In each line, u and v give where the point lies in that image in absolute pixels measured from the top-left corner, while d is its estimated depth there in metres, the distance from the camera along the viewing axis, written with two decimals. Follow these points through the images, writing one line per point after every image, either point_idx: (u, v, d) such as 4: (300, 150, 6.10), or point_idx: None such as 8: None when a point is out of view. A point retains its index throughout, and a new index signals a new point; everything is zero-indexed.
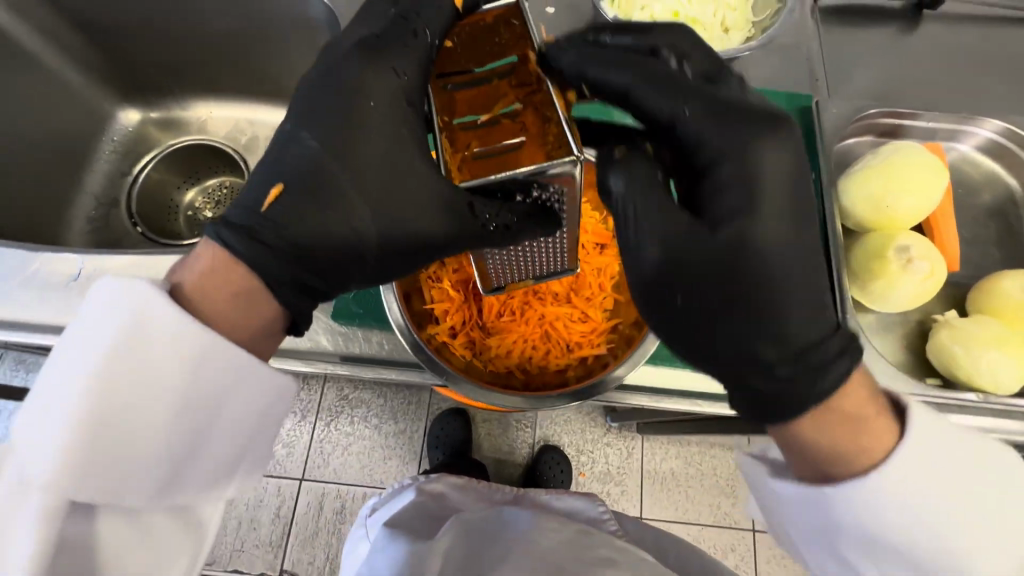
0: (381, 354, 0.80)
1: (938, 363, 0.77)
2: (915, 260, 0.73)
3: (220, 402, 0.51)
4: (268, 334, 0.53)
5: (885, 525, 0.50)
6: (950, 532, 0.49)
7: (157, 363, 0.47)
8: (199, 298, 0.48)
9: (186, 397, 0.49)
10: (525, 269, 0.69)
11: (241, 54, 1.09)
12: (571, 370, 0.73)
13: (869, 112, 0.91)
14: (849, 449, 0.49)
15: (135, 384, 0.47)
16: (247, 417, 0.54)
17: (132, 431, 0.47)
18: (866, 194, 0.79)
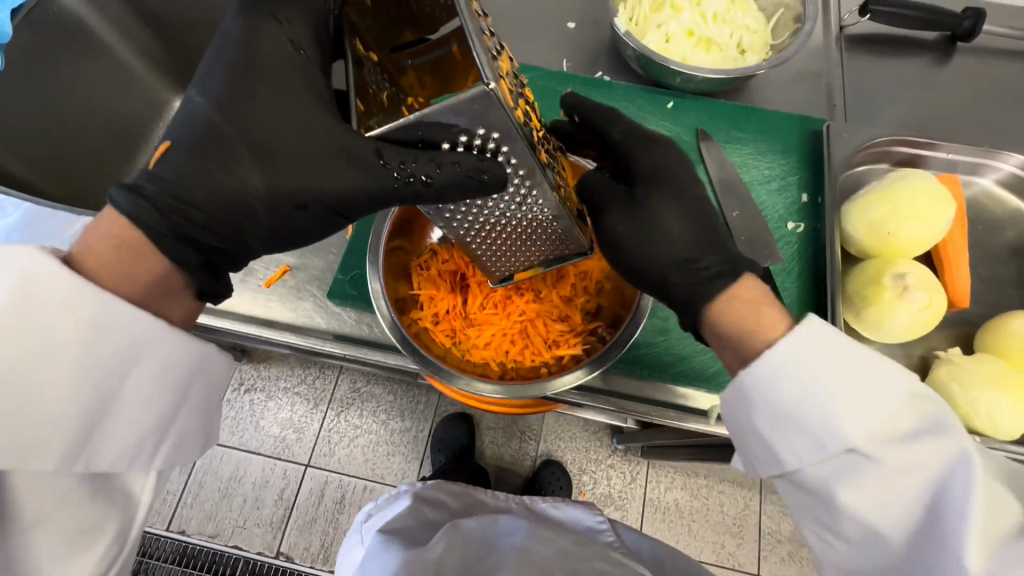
0: (371, 337, 0.84)
1: None
2: (912, 288, 0.71)
3: (123, 369, 0.51)
4: (164, 292, 0.53)
5: (779, 400, 0.52)
6: (826, 403, 0.50)
7: (51, 327, 0.47)
8: (83, 257, 0.49)
9: (88, 364, 0.48)
10: (527, 257, 0.69)
11: None
12: (546, 367, 0.73)
13: (879, 140, 0.88)
14: (753, 339, 0.54)
15: (30, 351, 0.46)
16: (155, 387, 0.53)
17: (31, 402, 0.46)
18: (868, 220, 0.78)
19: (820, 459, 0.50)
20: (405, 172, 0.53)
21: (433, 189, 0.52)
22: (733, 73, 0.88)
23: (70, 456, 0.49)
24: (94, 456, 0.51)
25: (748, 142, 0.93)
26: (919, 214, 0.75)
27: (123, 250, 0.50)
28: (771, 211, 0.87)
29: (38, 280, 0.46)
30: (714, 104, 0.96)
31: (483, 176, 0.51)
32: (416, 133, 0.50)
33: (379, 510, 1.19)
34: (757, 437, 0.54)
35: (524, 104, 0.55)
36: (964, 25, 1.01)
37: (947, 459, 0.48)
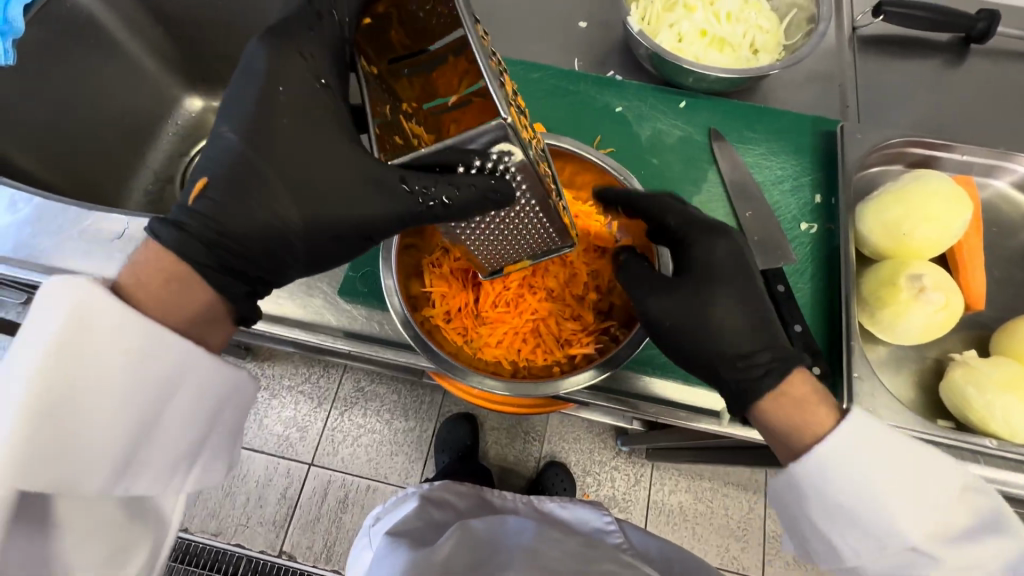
0: (379, 334, 0.83)
1: (952, 408, 0.73)
2: (928, 290, 0.70)
3: (166, 398, 0.52)
4: (207, 320, 0.55)
5: (838, 498, 0.56)
6: (881, 501, 0.55)
7: (103, 360, 0.48)
8: (134, 288, 0.50)
9: (132, 394, 0.50)
10: (514, 251, 0.68)
11: None
12: (558, 366, 0.73)
13: (892, 141, 0.88)
14: (794, 430, 0.58)
15: (78, 380, 0.48)
16: (194, 414, 0.55)
17: (80, 428, 0.48)
18: (883, 221, 0.77)
19: (880, 556, 0.55)
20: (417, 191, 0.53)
21: (452, 211, 0.53)
22: (746, 73, 0.87)
23: (116, 481, 0.51)
24: (134, 478, 0.52)
25: (761, 143, 0.92)
26: (934, 216, 0.75)
27: (166, 278, 0.51)
28: (783, 212, 0.87)
29: (92, 312, 0.47)
30: (726, 104, 0.96)
31: (495, 192, 0.52)
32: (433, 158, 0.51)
33: (386, 512, 1.19)
34: (816, 530, 0.59)
35: (525, 119, 0.54)
36: (978, 27, 1.01)
37: (1009, 555, 0.52)
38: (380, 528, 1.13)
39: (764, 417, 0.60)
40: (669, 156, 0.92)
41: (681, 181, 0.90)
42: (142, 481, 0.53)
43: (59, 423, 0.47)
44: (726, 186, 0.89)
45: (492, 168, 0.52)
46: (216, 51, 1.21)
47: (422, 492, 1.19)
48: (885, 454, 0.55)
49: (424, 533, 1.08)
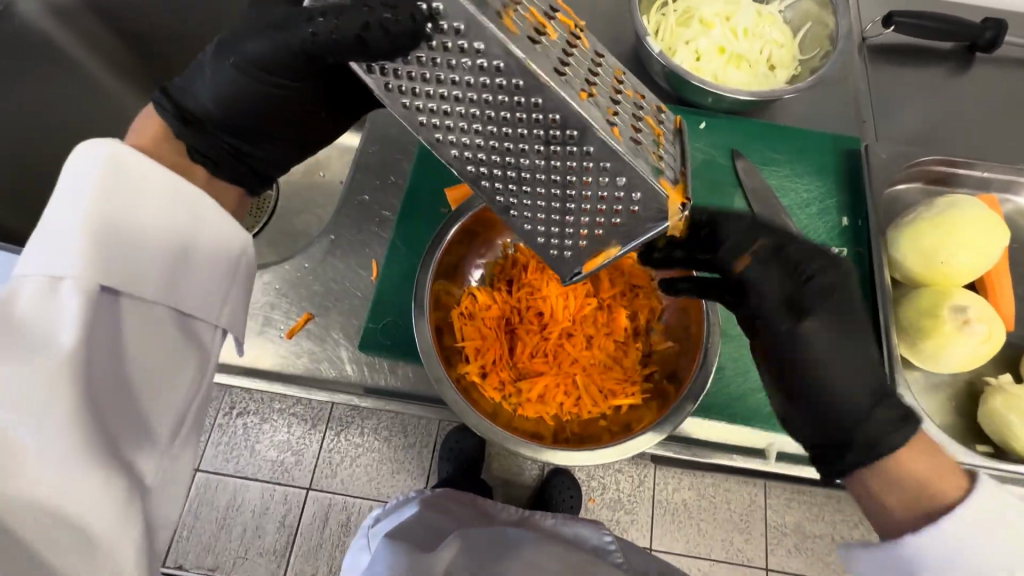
0: (403, 385, 0.78)
1: (988, 432, 0.74)
2: (972, 322, 0.70)
3: (199, 226, 0.52)
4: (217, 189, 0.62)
5: (967, 573, 0.49)
6: (1007, 568, 0.49)
7: (147, 174, 0.50)
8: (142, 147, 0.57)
9: (167, 217, 0.50)
10: (582, 213, 0.47)
11: None
12: (603, 420, 0.69)
13: (920, 159, 0.87)
14: (935, 489, 0.51)
15: (118, 190, 0.48)
16: (224, 247, 0.54)
17: (135, 231, 0.49)
18: (920, 247, 0.76)
19: None
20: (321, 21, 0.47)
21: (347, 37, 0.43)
22: (759, 96, 0.84)
23: (169, 295, 0.51)
24: (185, 303, 0.52)
25: (783, 163, 0.91)
26: (969, 243, 0.74)
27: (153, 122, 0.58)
28: (812, 236, 0.85)
29: (130, 157, 0.50)
30: (745, 123, 0.94)
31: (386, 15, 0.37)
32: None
33: (385, 516, 1.12)
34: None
35: (536, 12, 0.41)
36: (985, 36, 1.00)
37: None
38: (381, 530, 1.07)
39: (908, 470, 0.52)
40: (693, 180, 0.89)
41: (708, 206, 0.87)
42: (193, 307, 0.53)
43: (111, 231, 0.47)
44: None
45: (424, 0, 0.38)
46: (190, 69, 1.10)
47: (424, 495, 1.13)
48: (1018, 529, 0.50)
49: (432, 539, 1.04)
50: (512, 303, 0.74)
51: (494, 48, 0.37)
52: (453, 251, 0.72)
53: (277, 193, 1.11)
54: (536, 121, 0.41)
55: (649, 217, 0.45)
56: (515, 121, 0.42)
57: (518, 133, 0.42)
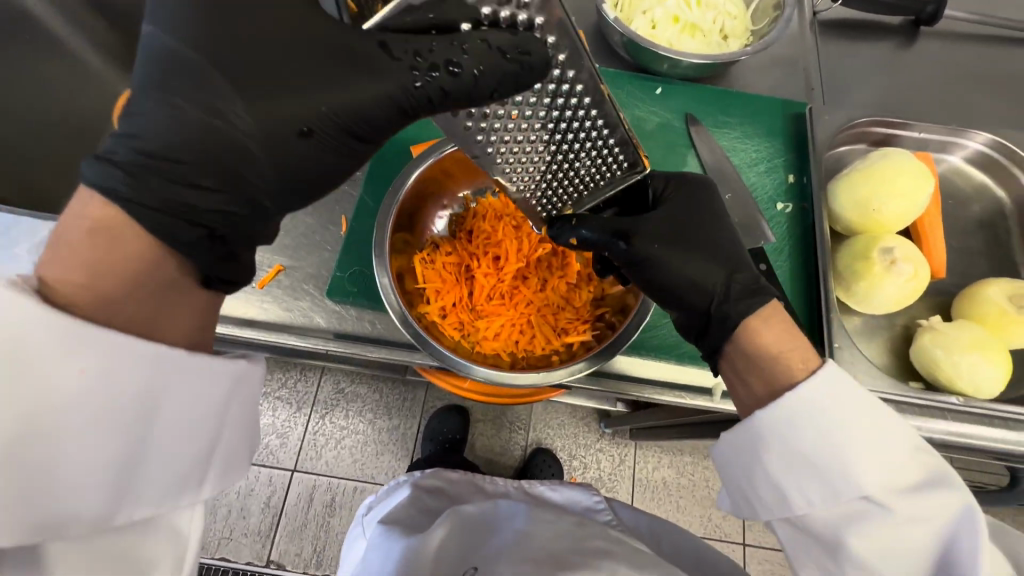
0: (367, 333, 0.82)
1: (920, 369, 0.78)
2: (898, 262, 0.74)
3: (156, 406, 0.44)
4: (202, 324, 0.49)
5: (795, 443, 0.54)
6: (832, 447, 0.52)
7: (47, 379, 0.38)
8: (66, 283, 0.40)
9: (110, 407, 0.41)
10: (572, 186, 0.65)
11: None
12: (557, 356, 0.73)
13: (859, 120, 0.93)
14: (781, 370, 0.56)
15: (18, 387, 0.38)
16: (202, 406, 0.47)
17: (57, 451, 0.40)
18: (854, 199, 0.81)
19: (831, 503, 0.52)
20: (426, 62, 0.44)
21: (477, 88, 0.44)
22: (714, 59, 0.89)
23: (127, 488, 0.43)
24: (139, 504, 0.44)
25: (735, 126, 0.96)
26: (900, 192, 0.79)
27: (95, 241, 0.40)
28: (760, 192, 0.90)
29: (25, 348, 0.37)
30: (702, 90, 0.98)
31: (523, 58, 0.43)
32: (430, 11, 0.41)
33: (379, 502, 1.18)
34: (768, 478, 0.56)
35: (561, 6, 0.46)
36: (927, 10, 1.05)
37: (957, 518, 0.50)
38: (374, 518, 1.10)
39: (761, 344, 0.58)
40: (649, 143, 0.94)
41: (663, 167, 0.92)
42: (148, 507, 0.45)
43: (21, 445, 0.38)
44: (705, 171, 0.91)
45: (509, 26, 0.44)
46: None
47: (415, 479, 1.16)
48: (860, 407, 0.53)
49: (418, 517, 1.05)
50: (472, 250, 0.78)
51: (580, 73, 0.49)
52: (413, 199, 0.75)
53: None
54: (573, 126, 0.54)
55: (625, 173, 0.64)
56: (557, 127, 0.54)
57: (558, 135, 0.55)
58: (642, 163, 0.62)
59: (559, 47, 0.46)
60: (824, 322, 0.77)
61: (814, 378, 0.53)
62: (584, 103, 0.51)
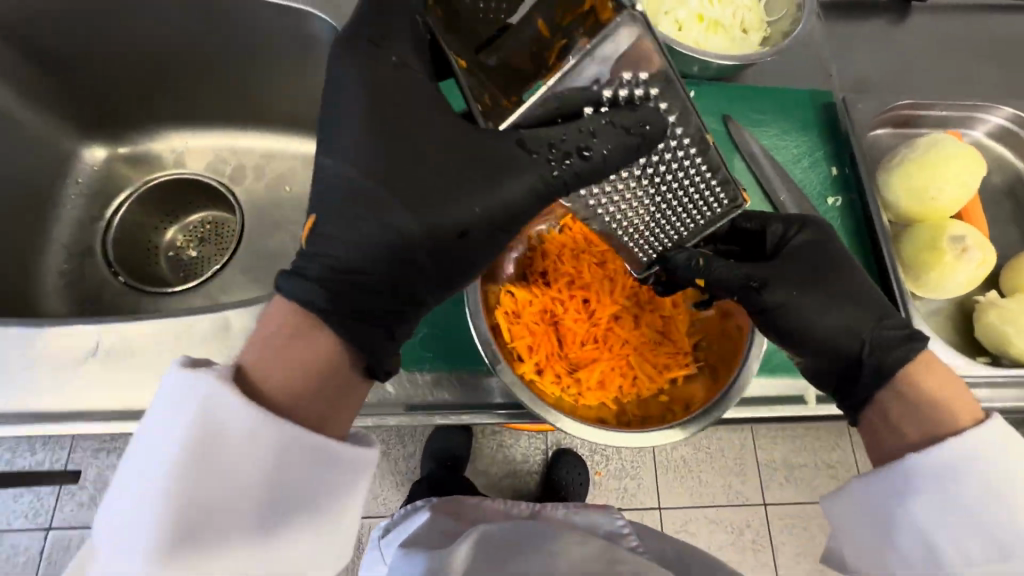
0: (449, 399, 0.75)
1: (984, 343, 0.82)
2: (969, 249, 0.76)
3: (307, 493, 0.51)
4: (346, 399, 0.53)
5: (957, 496, 0.54)
6: (993, 505, 0.54)
7: (232, 450, 0.47)
8: (255, 368, 0.49)
9: (274, 476, 0.48)
10: (665, 231, 0.65)
11: (222, 73, 1.05)
12: (662, 395, 0.71)
13: (896, 103, 0.94)
14: (937, 418, 0.57)
15: (214, 469, 0.47)
16: (339, 495, 0.54)
17: (229, 507, 0.47)
18: (911, 188, 0.83)
19: (997, 562, 0.53)
20: (561, 149, 0.52)
21: (605, 160, 0.51)
22: (741, 60, 0.87)
23: (271, 564, 0.49)
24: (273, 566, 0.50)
25: (771, 123, 0.94)
26: (955, 178, 0.81)
27: (296, 345, 0.50)
28: (809, 188, 0.90)
29: (222, 418, 0.47)
30: (730, 87, 0.96)
31: (641, 129, 0.50)
32: (556, 107, 0.49)
33: (397, 525, 1.01)
34: (919, 530, 0.56)
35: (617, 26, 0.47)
36: None
37: None
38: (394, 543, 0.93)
39: (919, 386, 0.59)
40: None
41: None
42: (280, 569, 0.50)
43: (208, 516, 0.47)
44: (756, 177, 0.89)
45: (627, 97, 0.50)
46: (115, 89, 1.06)
47: (434, 501, 1.00)
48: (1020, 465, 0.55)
49: (443, 539, 0.89)
50: (555, 295, 0.72)
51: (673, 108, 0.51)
52: None
53: (242, 214, 1.13)
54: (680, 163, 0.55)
55: (722, 210, 0.62)
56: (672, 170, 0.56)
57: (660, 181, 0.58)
58: (742, 200, 0.59)
59: (665, 99, 0.50)
60: (904, 317, 0.78)
61: (977, 431, 0.55)
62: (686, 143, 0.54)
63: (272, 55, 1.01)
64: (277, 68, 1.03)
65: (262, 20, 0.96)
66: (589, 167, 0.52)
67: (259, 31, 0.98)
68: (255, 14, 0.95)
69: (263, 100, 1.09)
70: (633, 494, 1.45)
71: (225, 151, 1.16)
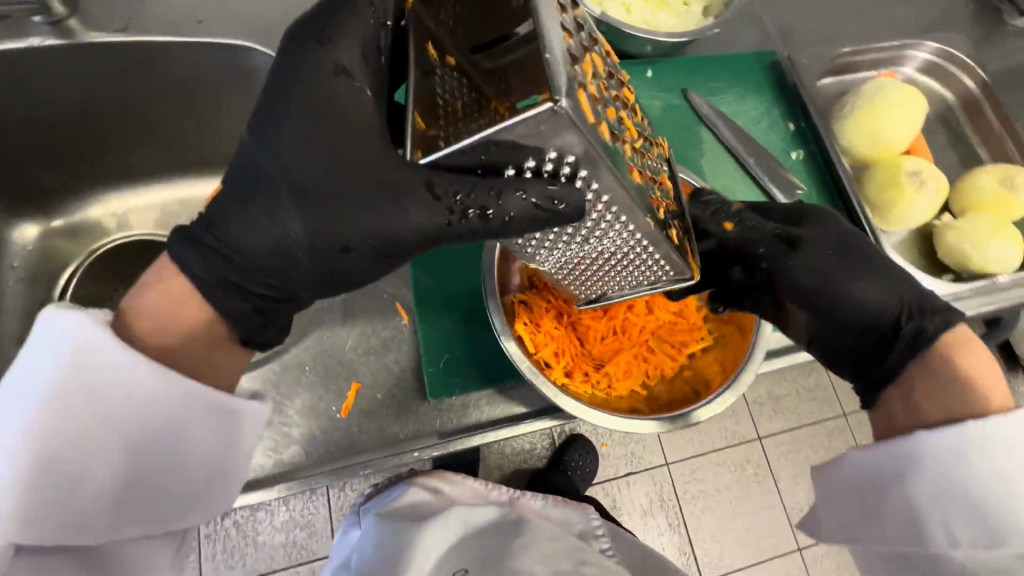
0: (483, 418, 0.77)
1: (951, 263, 0.89)
2: (926, 181, 0.85)
3: (182, 433, 0.50)
4: (223, 358, 0.54)
5: (956, 474, 0.52)
6: (998, 495, 0.51)
7: (97, 402, 0.47)
8: (135, 318, 0.50)
9: (141, 430, 0.48)
10: (605, 280, 0.62)
11: (146, 120, 0.92)
12: (685, 372, 0.76)
13: (841, 51, 1.00)
14: (952, 403, 0.54)
15: (82, 401, 0.47)
16: (217, 440, 0.53)
17: (86, 460, 0.47)
18: (866, 133, 0.89)
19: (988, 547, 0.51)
20: (462, 203, 0.46)
21: (509, 227, 0.46)
22: (688, 35, 0.88)
23: (130, 513, 0.49)
24: (132, 525, 0.49)
25: (726, 90, 0.98)
26: (904, 117, 0.88)
27: (185, 296, 0.52)
28: (772, 147, 0.94)
29: (81, 364, 0.46)
30: (683, 60, 0.99)
31: (553, 207, 0.43)
32: (479, 160, 0.41)
33: (375, 493, 0.93)
34: (910, 502, 0.55)
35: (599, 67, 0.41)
36: None
37: None
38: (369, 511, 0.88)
39: (940, 373, 0.56)
40: (665, 128, 0.93)
41: (684, 149, 0.92)
42: (140, 526, 0.50)
43: (72, 449, 0.46)
44: (724, 145, 0.93)
45: (556, 168, 0.43)
46: (22, 159, 0.90)
47: (417, 476, 0.91)
48: None
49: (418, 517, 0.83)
50: (566, 298, 0.75)
51: (605, 182, 0.43)
52: (498, 269, 0.70)
53: None
54: (612, 232, 0.50)
55: (667, 279, 0.59)
56: (599, 235, 0.51)
57: (586, 240, 0.53)
58: (688, 274, 0.57)
59: (594, 180, 0.43)
60: None
61: (1000, 418, 0.51)
62: (617, 219, 0.48)
63: (204, 100, 0.89)
64: (215, 107, 0.91)
65: (185, 64, 0.83)
66: (485, 227, 0.47)
67: (184, 77, 0.85)
68: (177, 62, 0.83)
69: (201, 142, 0.97)
70: (640, 455, 1.45)
71: (172, 204, 1.04)
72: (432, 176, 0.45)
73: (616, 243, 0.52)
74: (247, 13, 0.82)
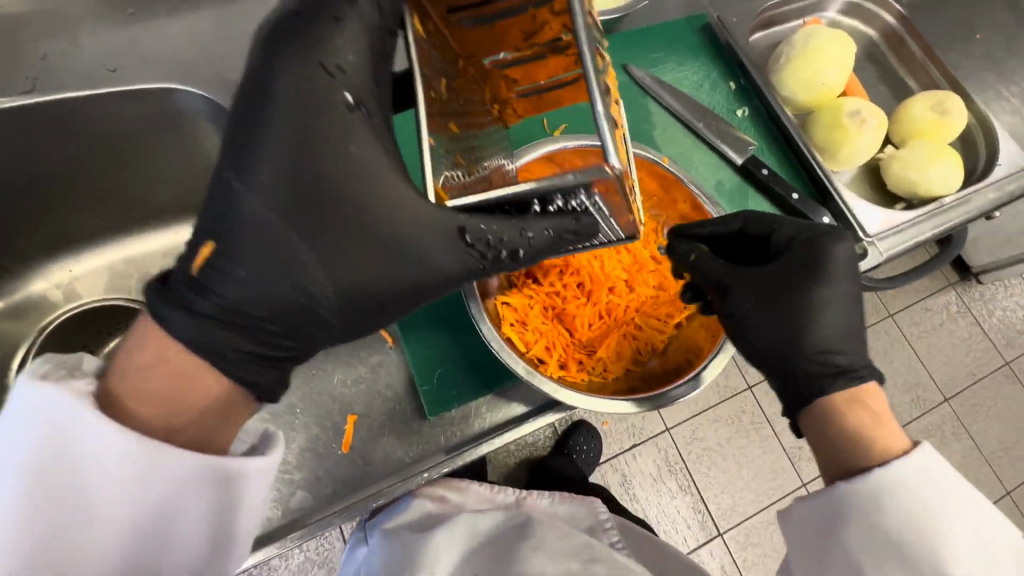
0: (486, 426, 0.76)
1: (901, 193, 0.93)
2: (866, 118, 0.89)
3: (179, 503, 0.50)
4: (222, 424, 0.52)
5: (881, 521, 0.56)
6: (916, 534, 0.56)
7: (88, 474, 0.47)
8: (125, 393, 0.48)
9: (137, 501, 0.49)
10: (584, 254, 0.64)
11: (76, 181, 0.85)
12: (674, 342, 0.77)
13: (766, 5, 1.02)
14: (868, 448, 0.58)
15: (79, 473, 0.47)
16: (214, 513, 0.53)
17: (81, 533, 0.47)
18: (803, 81, 0.92)
19: None
20: (493, 249, 0.51)
21: (534, 255, 0.52)
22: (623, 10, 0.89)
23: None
24: None
25: (666, 59, 0.99)
26: (836, 60, 0.91)
27: (177, 368, 0.49)
28: (718, 108, 0.96)
29: (62, 438, 0.46)
30: (618, 36, 0.99)
31: (577, 234, 0.51)
32: (511, 200, 0.45)
33: (382, 508, 0.92)
34: (846, 555, 0.58)
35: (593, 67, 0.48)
36: None
37: None
38: (377, 526, 0.88)
39: (851, 421, 0.60)
40: None
41: (636, 124, 0.93)
42: None
43: (59, 525, 0.46)
44: (672, 114, 0.94)
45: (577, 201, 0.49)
46: None
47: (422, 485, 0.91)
48: (948, 499, 0.57)
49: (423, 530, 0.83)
50: (548, 291, 0.75)
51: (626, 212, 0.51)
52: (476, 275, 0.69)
53: None
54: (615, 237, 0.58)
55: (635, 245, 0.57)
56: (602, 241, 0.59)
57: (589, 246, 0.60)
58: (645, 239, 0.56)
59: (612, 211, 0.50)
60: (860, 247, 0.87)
61: (903, 461, 0.56)
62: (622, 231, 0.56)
63: (136, 150, 0.84)
64: (151, 156, 0.86)
65: (110, 116, 0.78)
66: (509, 261, 0.53)
67: (111, 130, 0.80)
68: (100, 117, 0.77)
69: (140, 194, 0.92)
70: (641, 427, 1.48)
71: (121, 264, 0.98)
72: (465, 223, 0.47)
73: (619, 246, 0.60)
74: (166, 56, 0.78)
